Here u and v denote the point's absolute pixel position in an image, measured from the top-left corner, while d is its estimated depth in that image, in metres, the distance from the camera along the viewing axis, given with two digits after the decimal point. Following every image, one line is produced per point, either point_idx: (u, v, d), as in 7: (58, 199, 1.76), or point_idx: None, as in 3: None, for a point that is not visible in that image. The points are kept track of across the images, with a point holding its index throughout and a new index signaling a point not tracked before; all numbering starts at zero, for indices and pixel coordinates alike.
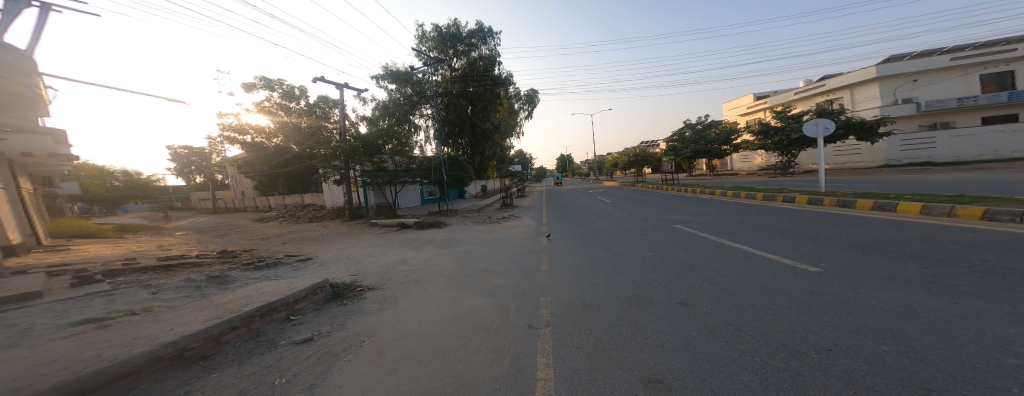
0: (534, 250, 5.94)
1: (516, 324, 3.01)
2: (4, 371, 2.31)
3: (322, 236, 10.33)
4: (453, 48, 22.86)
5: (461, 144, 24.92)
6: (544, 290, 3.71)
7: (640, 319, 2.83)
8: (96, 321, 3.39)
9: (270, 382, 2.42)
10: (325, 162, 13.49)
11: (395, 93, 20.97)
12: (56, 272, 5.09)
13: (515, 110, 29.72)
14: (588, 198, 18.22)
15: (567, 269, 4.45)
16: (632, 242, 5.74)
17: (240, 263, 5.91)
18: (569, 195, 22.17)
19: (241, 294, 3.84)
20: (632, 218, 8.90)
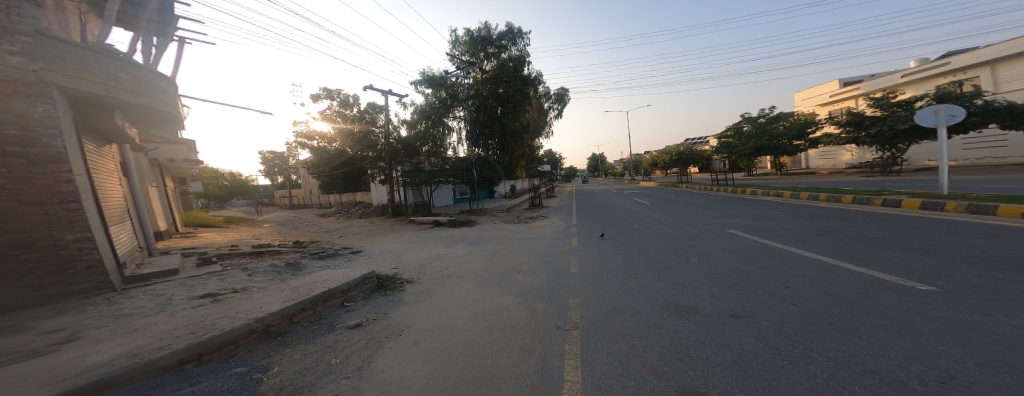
0: (565, 250, 5.81)
1: (544, 325, 2.95)
2: (155, 331, 3.06)
3: (369, 231, 11.49)
4: (484, 50, 23.65)
5: (492, 145, 25.64)
6: (574, 291, 3.59)
7: (681, 328, 2.56)
8: (211, 296, 4.27)
9: (328, 361, 2.76)
10: (371, 163, 14.89)
11: (432, 97, 22.36)
12: (186, 255, 6.54)
13: (545, 110, 29.79)
14: (623, 199, 17.14)
15: (599, 271, 4.25)
16: (675, 246, 5.26)
17: (308, 253, 6.92)
18: (602, 195, 21.10)
19: (309, 280, 4.47)
20: (673, 220, 8.15)
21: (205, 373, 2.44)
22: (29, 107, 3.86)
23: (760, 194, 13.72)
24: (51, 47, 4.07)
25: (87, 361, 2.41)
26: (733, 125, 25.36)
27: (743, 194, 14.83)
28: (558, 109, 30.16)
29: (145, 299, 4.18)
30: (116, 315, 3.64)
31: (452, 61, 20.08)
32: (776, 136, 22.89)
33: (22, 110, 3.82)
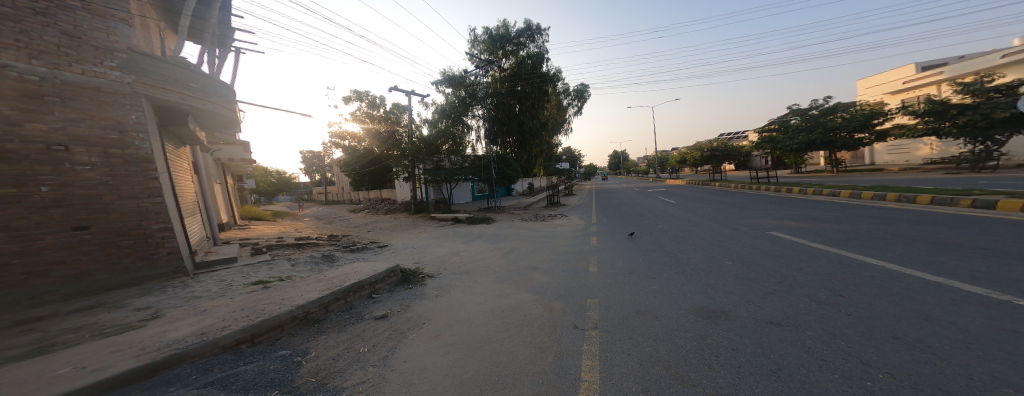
0: (586, 249, 5.65)
1: (562, 324, 2.86)
2: (218, 313, 3.48)
3: (394, 226, 12.08)
4: (502, 48, 23.58)
5: (510, 143, 25.62)
6: (592, 291, 3.47)
7: (711, 333, 2.35)
8: (262, 283, 4.75)
9: (357, 349, 2.91)
10: (396, 161, 15.58)
11: (452, 96, 22.65)
12: (242, 245, 7.38)
13: (564, 106, 30.62)
14: (648, 197, 16.25)
15: (620, 272, 4.09)
16: (707, 248, 4.90)
17: (342, 246, 7.46)
18: (624, 194, 20.15)
19: (343, 272, 4.80)
20: (703, 221, 7.57)
21: (255, 353, 2.71)
22: (122, 114, 4.60)
23: (809, 193, 12.26)
24: (141, 61, 4.87)
25: (168, 336, 2.80)
26: (777, 118, 22.50)
27: (786, 193, 13.38)
28: (576, 105, 31.08)
29: (211, 284, 4.77)
30: (187, 297, 4.19)
31: (472, 61, 20.26)
32: (831, 129, 20.08)
33: (118, 116, 4.57)
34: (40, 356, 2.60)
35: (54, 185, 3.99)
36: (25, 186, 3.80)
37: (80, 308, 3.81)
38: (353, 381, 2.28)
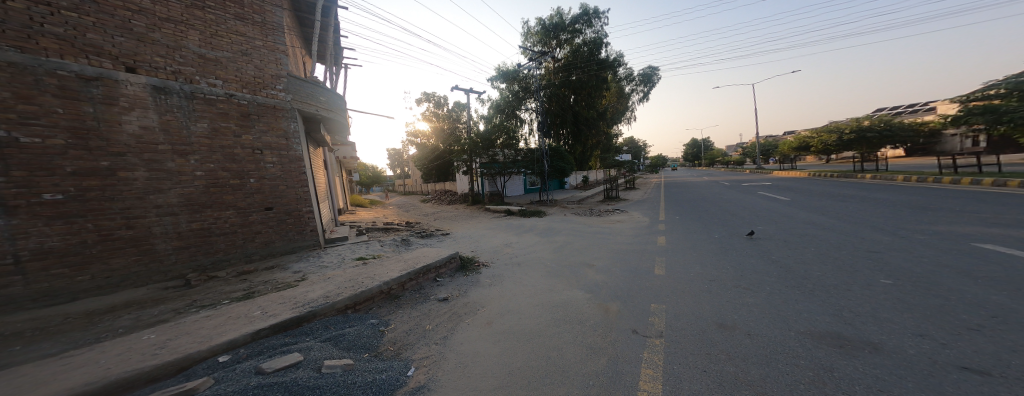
0: (654, 250, 5.09)
1: (617, 325, 2.51)
2: (336, 280, 4.39)
3: (455, 216, 13.13)
4: (556, 38, 22.67)
5: (563, 135, 24.39)
6: (657, 297, 3.09)
7: (839, 366, 1.63)
8: (362, 260, 5.73)
9: (423, 326, 3.19)
10: (456, 156, 16.74)
11: (505, 91, 22.72)
12: (352, 226, 9.16)
13: (627, 94, 28.58)
14: (731, 193, 13.62)
15: (694, 279, 3.54)
16: (839, 261, 3.78)
17: (415, 232, 8.52)
18: (702, 188, 17.30)
19: (415, 255, 5.46)
20: (816, 225, 5.96)
21: (352, 318, 3.29)
22: (286, 124, 6.15)
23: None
24: (294, 84, 6.40)
25: (310, 294, 3.68)
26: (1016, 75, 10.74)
27: (996, 190, 9.18)
28: (641, 91, 28.76)
29: (331, 256, 6.02)
30: (319, 266, 5.38)
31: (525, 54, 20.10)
32: None
33: (284, 126, 6.11)
34: (248, 299, 3.72)
35: (256, 177, 5.63)
36: (243, 178, 5.45)
37: (266, 267, 5.30)
38: (420, 355, 2.57)
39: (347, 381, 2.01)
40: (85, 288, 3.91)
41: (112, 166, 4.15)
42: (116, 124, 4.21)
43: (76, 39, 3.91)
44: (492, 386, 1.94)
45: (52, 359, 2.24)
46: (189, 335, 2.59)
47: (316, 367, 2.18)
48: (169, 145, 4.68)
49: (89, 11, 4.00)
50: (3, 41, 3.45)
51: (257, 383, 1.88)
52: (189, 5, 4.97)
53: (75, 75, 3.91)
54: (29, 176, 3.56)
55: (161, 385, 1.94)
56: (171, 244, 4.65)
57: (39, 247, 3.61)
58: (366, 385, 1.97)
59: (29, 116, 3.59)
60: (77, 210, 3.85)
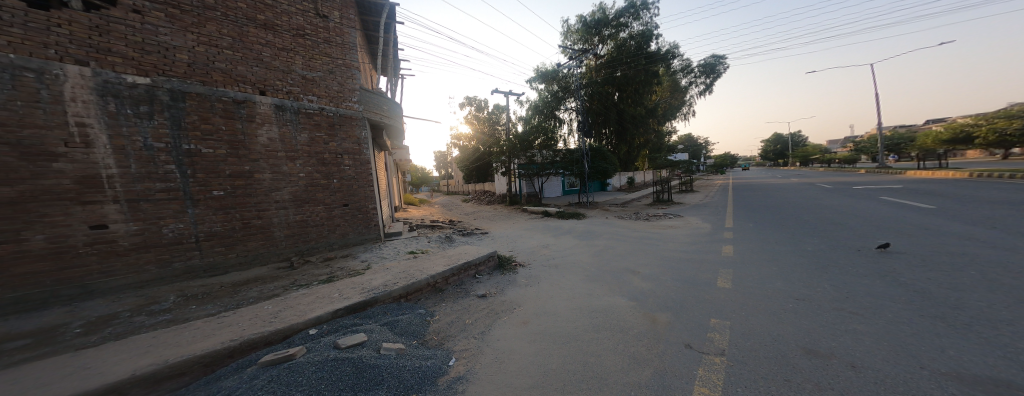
0: (714, 259, 4.64)
1: (667, 338, 2.31)
2: (398, 269, 4.69)
3: (494, 216, 13.35)
4: (598, 34, 21.92)
5: (606, 134, 23.57)
6: (715, 309, 2.79)
7: (931, 385, 1.40)
8: (414, 253, 5.98)
9: (464, 320, 3.29)
10: (496, 157, 16.98)
11: (544, 92, 22.50)
12: (404, 223, 9.82)
13: (683, 88, 26.66)
14: (830, 196, 11.42)
15: (766, 292, 3.11)
16: (973, 273, 3.12)
17: (456, 230, 8.81)
18: (770, 191, 15.34)
19: (453, 252, 5.68)
20: (944, 234, 4.87)
21: (403, 306, 3.52)
22: (360, 132, 6.62)
23: None
24: (367, 96, 6.87)
25: (375, 280, 4.11)
26: None
27: None
28: (700, 83, 26.55)
29: (391, 248, 6.43)
30: (380, 256, 5.81)
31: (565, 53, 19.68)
32: None
33: (358, 134, 6.60)
34: (330, 282, 4.18)
35: (338, 178, 6.24)
36: (329, 178, 6.10)
37: (343, 255, 5.91)
38: (460, 347, 2.66)
39: (400, 364, 2.21)
40: (234, 263, 4.98)
41: (252, 169, 5.15)
42: (254, 137, 5.17)
43: (233, 71, 5.00)
44: (528, 386, 1.92)
45: (211, 317, 3.02)
46: (293, 308, 3.14)
47: (376, 348, 2.41)
48: (285, 152, 5.52)
49: (237, 49, 5.06)
50: (195, 78, 4.63)
51: (333, 357, 2.19)
52: (295, 35, 5.75)
53: (229, 99, 4.93)
54: (206, 178, 4.71)
55: (273, 348, 2.45)
56: (283, 233, 5.51)
57: (209, 230, 4.73)
58: (413, 373, 2.13)
59: (208, 133, 4.74)
60: (231, 203, 4.93)
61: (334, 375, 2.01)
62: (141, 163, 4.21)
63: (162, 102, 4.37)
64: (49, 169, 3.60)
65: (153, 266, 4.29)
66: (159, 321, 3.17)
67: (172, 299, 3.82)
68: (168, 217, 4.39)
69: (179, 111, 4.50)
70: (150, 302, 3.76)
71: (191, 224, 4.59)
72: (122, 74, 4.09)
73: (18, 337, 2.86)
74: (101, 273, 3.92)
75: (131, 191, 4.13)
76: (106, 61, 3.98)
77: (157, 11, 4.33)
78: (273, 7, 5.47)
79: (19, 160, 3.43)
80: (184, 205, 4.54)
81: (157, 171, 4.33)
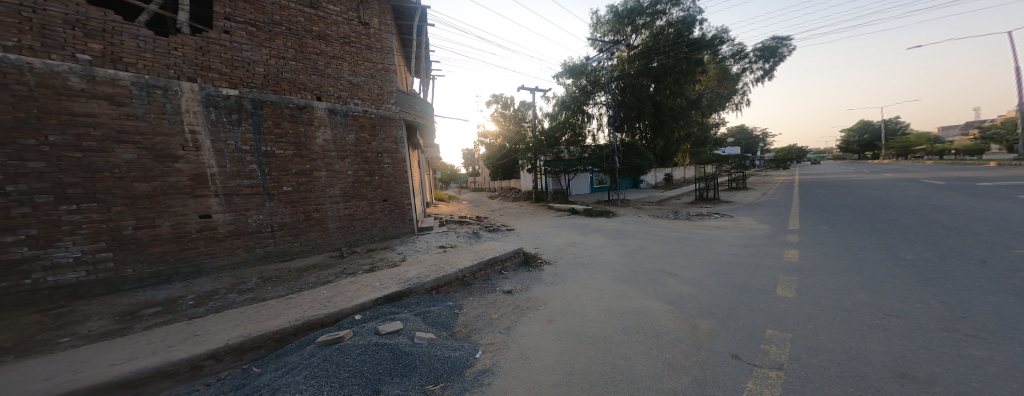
0: (764, 262, 4.27)
1: (711, 346, 2.14)
2: (433, 261, 4.90)
3: (520, 213, 13.33)
4: (631, 23, 20.89)
5: (639, 128, 22.59)
6: (765, 317, 2.54)
7: None
8: (444, 248, 6.14)
9: (490, 315, 3.32)
10: (522, 154, 16.90)
11: (572, 87, 21.98)
12: (434, 218, 10.11)
13: (732, 75, 24.62)
14: (921, 194, 9.76)
15: (832, 301, 2.78)
16: None
17: (482, 226, 8.92)
18: (826, 189, 13.83)
19: (483, 247, 5.78)
20: None
21: (434, 298, 3.63)
22: (397, 132, 6.81)
23: None
24: (403, 98, 7.06)
25: (415, 270, 4.33)
26: None
27: None
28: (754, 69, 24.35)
29: (424, 241, 6.66)
30: (414, 249, 6.02)
31: (595, 45, 18.93)
32: None
33: (396, 134, 6.80)
34: (372, 271, 4.43)
35: (379, 175, 6.53)
36: (372, 176, 6.41)
37: (382, 246, 6.22)
38: (486, 341, 2.68)
39: (431, 353, 2.28)
40: (298, 250, 5.51)
41: (311, 168, 5.61)
42: (313, 138, 5.61)
43: (295, 80, 5.46)
44: (556, 385, 1.89)
45: (282, 298, 3.40)
46: (345, 293, 3.43)
47: (410, 336, 2.52)
48: (335, 152, 5.90)
49: (299, 59, 5.52)
50: (269, 88, 5.20)
51: (372, 342, 2.32)
52: (343, 43, 6.05)
53: (292, 105, 5.40)
54: (279, 175, 5.27)
55: (325, 330, 2.70)
56: (335, 225, 5.95)
57: (281, 221, 5.32)
58: (440, 364, 2.17)
59: (280, 137, 5.27)
60: (295, 198, 5.44)
61: (375, 360, 2.14)
62: (234, 163, 4.86)
63: (247, 110, 4.97)
64: (171, 169, 4.34)
65: (242, 250, 4.96)
66: (246, 299, 3.66)
67: (253, 281, 4.34)
68: (252, 209, 5.03)
69: (259, 118, 5.07)
70: (239, 281, 4.34)
71: (269, 215, 5.20)
72: (220, 88, 4.75)
73: (150, 306, 3.54)
74: (208, 254, 4.66)
75: (228, 187, 4.81)
76: (208, 77, 4.66)
77: (240, 30, 4.94)
78: (324, 18, 5.81)
79: (154, 162, 4.21)
80: (263, 199, 5.14)
81: (244, 170, 4.96)
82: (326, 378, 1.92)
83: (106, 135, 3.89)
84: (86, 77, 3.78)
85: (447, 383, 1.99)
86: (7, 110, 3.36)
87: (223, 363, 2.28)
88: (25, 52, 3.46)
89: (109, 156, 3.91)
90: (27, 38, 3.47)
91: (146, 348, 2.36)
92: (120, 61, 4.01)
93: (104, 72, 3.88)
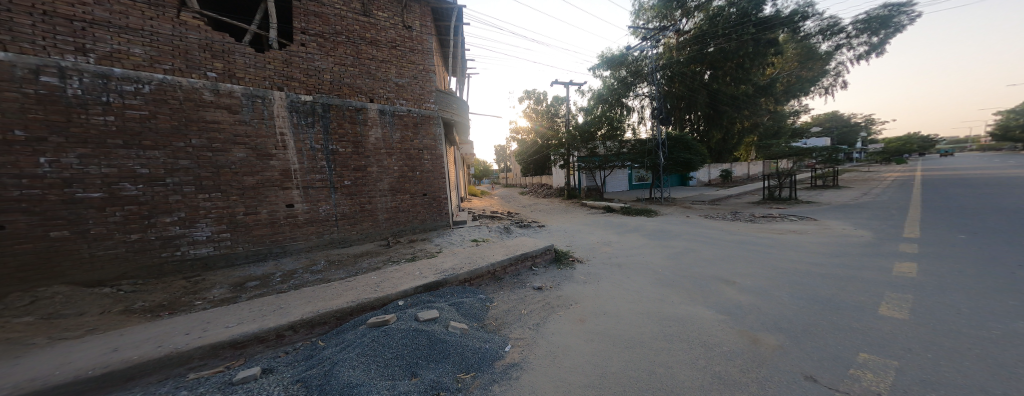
0: (846, 272, 3.72)
1: (778, 364, 1.90)
2: (471, 253, 5.01)
3: (552, 210, 13.15)
4: (681, 7, 19.04)
5: (691, 119, 21.46)
6: (846, 336, 2.20)
7: None
8: (477, 241, 6.24)
9: (519, 310, 3.30)
10: (555, 150, 16.68)
11: (610, 79, 21.08)
12: (468, 212, 10.33)
13: (823, 56, 20.09)
14: None
15: (951, 322, 2.29)
16: None
17: (514, 222, 8.93)
18: (916, 191, 11.81)
19: (514, 242, 5.78)
20: None
21: (467, 289, 3.70)
22: (436, 130, 7.00)
23: None
24: (442, 97, 7.28)
25: (450, 261, 4.46)
26: None
27: None
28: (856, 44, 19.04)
29: (459, 234, 6.82)
30: (449, 241, 6.20)
31: (637, 34, 17.81)
32: None
33: (436, 132, 7.00)
34: (413, 260, 4.65)
35: (420, 170, 6.79)
36: (414, 171, 6.69)
37: (422, 238, 6.47)
38: (515, 335, 2.67)
39: (464, 343, 2.31)
40: (355, 238, 5.93)
41: (366, 164, 5.99)
42: (368, 136, 5.99)
43: (353, 85, 5.83)
44: (586, 386, 1.82)
45: (343, 280, 3.68)
46: (392, 279, 3.64)
47: (445, 324, 2.58)
48: (384, 149, 6.22)
49: (357, 65, 5.89)
50: (335, 94, 5.64)
51: (409, 327, 2.39)
52: (390, 47, 6.33)
53: (351, 108, 5.78)
54: (342, 171, 5.71)
55: (373, 313, 2.85)
56: (385, 216, 6.30)
57: (343, 211, 5.76)
58: (470, 354, 2.19)
59: (342, 136, 5.69)
60: (353, 190, 5.86)
61: (414, 345, 2.21)
62: (310, 160, 5.40)
63: (318, 114, 5.46)
64: (267, 165, 5.01)
65: (314, 236, 5.49)
66: (316, 279, 4.03)
67: (321, 263, 4.77)
68: (322, 201, 5.53)
69: (327, 120, 5.54)
70: (312, 262, 4.81)
71: (334, 206, 5.67)
72: (299, 96, 5.29)
73: (252, 279, 4.12)
74: (291, 238, 5.27)
75: (307, 180, 5.38)
76: (291, 86, 5.23)
77: (313, 42, 5.43)
78: (374, 25, 6.11)
79: (257, 160, 4.92)
80: (330, 192, 5.61)
81: (318, 165, 5.48)
82: (374, 359, 2.03)
83: (227, 138, 4.67)
84: (213, 91, 4.56)
85: (479, 373, 2.02)
86: (167, 120, 4.23)
87: (299, 334, 2.54)
88: (177, 74, 4.33)
89: (228, 154, 4.68)
90: (177, 62, 4.33)
91: (249, 314, 2.73)
92: (235, 77, 4.77)
93: (224, 86, 4.65)
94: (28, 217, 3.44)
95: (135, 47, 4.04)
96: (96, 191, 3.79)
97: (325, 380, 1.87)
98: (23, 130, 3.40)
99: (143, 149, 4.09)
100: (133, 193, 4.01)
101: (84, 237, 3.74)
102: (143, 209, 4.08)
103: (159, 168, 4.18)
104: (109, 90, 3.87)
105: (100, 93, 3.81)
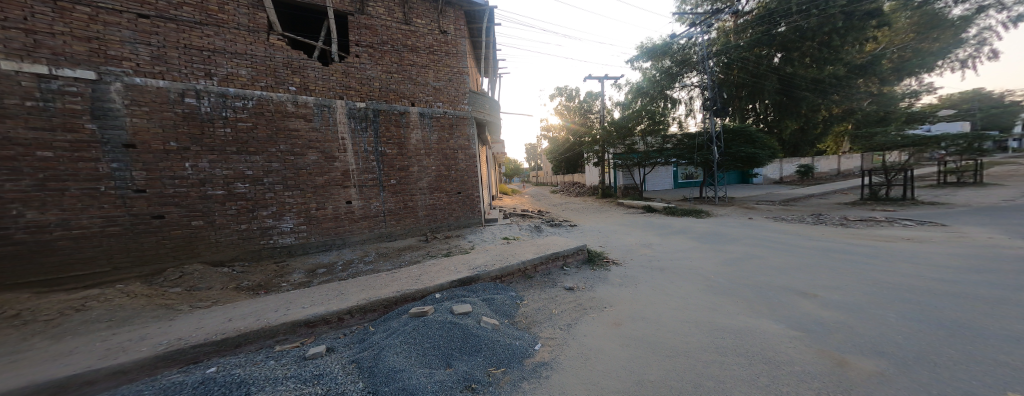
0: (981, 292, 3.04)
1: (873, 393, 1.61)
2: (505, 250, 5.01)
3: (584, 209, 12.80)
4: None
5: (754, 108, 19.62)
6: (964, 367, 1.81)
7: None
8: (508, 239, 6.24)
9: (550, 309, 3.22)
10: (588, 147, 16.21)
11: (652, 70, 19.95)
12: (498, 210, 10.38)
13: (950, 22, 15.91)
14: None
15: None
16: None
17: (545, 221, 8.81)
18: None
19: (543, 241, 5.68)
20: None
21: (497, 286, 3.67)
22: (469, 130, 7.09)
23: None
24: (475, 98, 7.35)
25: (482, 258, 4.49)
26: None
27: None
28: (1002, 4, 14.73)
29: (492, 232, 6.87)
30: (482, 238, 6.26)
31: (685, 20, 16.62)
32: None
33: (469, 131, 7.08)
34: (448, 256, 4.75)
35: (455, 169, 6.92)
36: (450, 170, 6.84)
37: (456, 234, 6.58)
38: (546, 334, 2.60)
39: (495, 338, 2.28)
40: (400, 232, 6.19)
41: (407, 164, 6.21)
42: (409, 137, 6.22)
43: (397, 90, 6.08)
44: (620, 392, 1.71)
45: (393, 271, 3.86)
46: (427, 272, 3.73)
47: (477, 319, 2.57)
48: (423, 149, 6.42)
49: (400, 71, 6.13)
50: (382, 98, 5.91)
51: (444, 318, 2.42)
52: (428, 52, 6.51)
53: (395, 112, 6.04)
54: (388, 170, 5.99)
55: (414, 304, 2.92)
56: (424, 212, 6.52)
57: (389, 208, 6.05)
58: (503, 349, 2.17)
59: (389, 138, 5.96)
60: (397, 188, 6.13)
61: (449, 336, 2.22)
62: (364, 161, 5.71)
63: (370, 119, 5.76)
64: (333, 166, 5.39)
65: (366, 230, 5.79)
66: (370, 269, 4.28)
67: (373, 255, 5.05)
68: (372, 198, 5.83)
69: (377, 124, 5.82)
70: (365, 253, 5.12)
71: (382, 202, 5.96)
72: (355, 104, 5.61)
73: (320, 267, 4.47)
74: (351, 231, 5.61)
75: (364, 179, 5.72)
76: (349, 95, 5.56)
77: (365, 53, 5.76)
78: (414, 32, 6.32)
79: (327, 163, 5.32)
80: (378, 190, 5.90)
81: (370, 166, 5.77)
82: (415, 347, 2.07)
83: (304, 143, 5.10)
84: (295, 102, 5.02)
85: (507, 369, 1.97)
86: (264, 129, 4.76)
87: (355, 318, 2.69)
88: (270, 90, 4.83)
89: (305, 157, 5.12)
90: (269, 79, 4.83)
91: (321, 297, 2.96)
92: (309, 89, 5.18)
93: (301, 98, 5.08)
94: (179, 209, 4.15)
95: (241, 69, 4.60)
96: (220, 190, 4.41)
97: (376, 362, 1.94)
98: (176, 142, 4.14)
99: (250, 155, 4.66)
100: (243, 190, 4.59)
101: (212, 225, 4.37)
102: (249, 204, 4.65)
103: (259, 170, 4.72)
104: (227, 107, 4.48)
105: (220, 110, 4.42)
